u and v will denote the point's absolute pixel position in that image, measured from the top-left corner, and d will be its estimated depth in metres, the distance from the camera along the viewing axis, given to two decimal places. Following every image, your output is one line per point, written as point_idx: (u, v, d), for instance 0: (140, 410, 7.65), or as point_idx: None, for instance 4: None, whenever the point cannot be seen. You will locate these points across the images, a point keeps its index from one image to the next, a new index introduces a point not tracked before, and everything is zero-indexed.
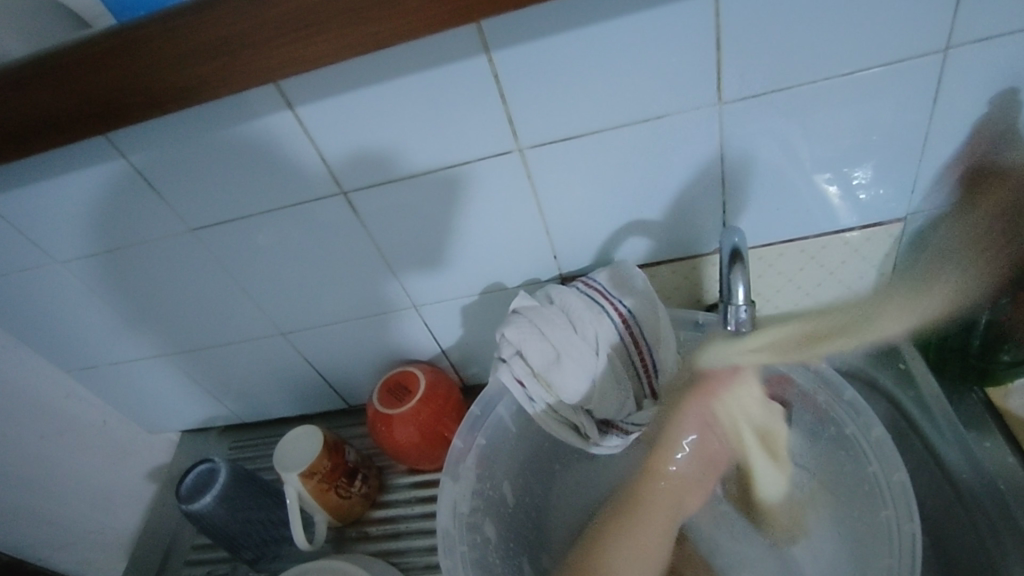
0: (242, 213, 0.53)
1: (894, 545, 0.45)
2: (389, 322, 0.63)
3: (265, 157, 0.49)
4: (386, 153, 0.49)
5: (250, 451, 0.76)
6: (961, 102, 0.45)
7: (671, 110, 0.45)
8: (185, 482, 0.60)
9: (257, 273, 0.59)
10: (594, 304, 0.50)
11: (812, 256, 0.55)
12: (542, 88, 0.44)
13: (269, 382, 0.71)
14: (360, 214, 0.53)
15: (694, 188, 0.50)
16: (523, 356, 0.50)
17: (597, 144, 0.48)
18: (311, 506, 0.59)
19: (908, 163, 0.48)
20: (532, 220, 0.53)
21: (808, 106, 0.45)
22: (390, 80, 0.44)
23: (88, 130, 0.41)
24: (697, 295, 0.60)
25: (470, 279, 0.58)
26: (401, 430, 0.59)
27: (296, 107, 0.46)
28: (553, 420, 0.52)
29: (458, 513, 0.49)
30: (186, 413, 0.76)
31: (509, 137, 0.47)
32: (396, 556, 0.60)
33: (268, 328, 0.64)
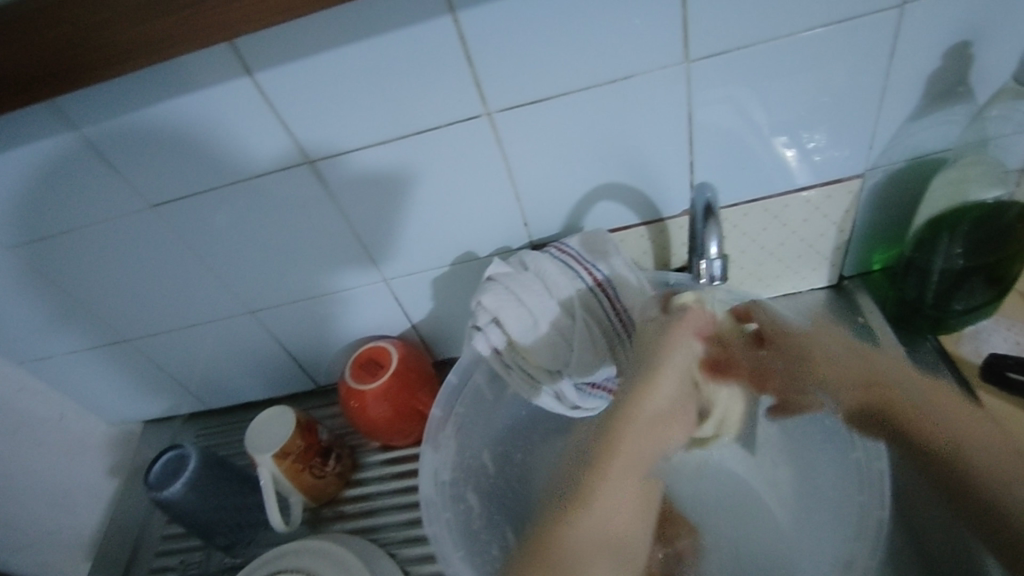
0: (201, 187, 0.51)
1: (866, 482, 0.49)
2: (358, 297, 0.62)
3: (223, 126, 0.47)
4: (351, 119, 0.47)
5: (218, 436, 0.74)
6: (916, 59, 0.46)
7: (640, 69, 0.45)
8: (153, 470, 0.57)
9: (220, 251, 0.56)
10: (568, 270, 0.50)
11: (775, 215, 0.56)
12: (508, 49, 0.43)
13: (236, 365, 0.69)
14: (325, 186, 0.52)
15: (664, 148, 0.51)
16: (500, 322, 0.49)
17: (566, 106, 0.47)
18: (285, 487, 0.58)
19: (867, 120, 0.50)
20: (502, 186, 0.52)
21: (772, 64, 0.46)
22: (351, 43, 0.42)
23: (38, 95, 0.39)
24: (665, 259, 0.60)
25: (441, 250, 0.57)
26: (374, 405, 0.59)
27: (254, 72, 0.44)
28: (528, 384, 0.51)
29: (440, 483, 0.50)
30: (151, 402, 0.73)
31: (476, 100, 0.46)
32: (372, 533, 0.60)
33: (232, 307, 0.62)
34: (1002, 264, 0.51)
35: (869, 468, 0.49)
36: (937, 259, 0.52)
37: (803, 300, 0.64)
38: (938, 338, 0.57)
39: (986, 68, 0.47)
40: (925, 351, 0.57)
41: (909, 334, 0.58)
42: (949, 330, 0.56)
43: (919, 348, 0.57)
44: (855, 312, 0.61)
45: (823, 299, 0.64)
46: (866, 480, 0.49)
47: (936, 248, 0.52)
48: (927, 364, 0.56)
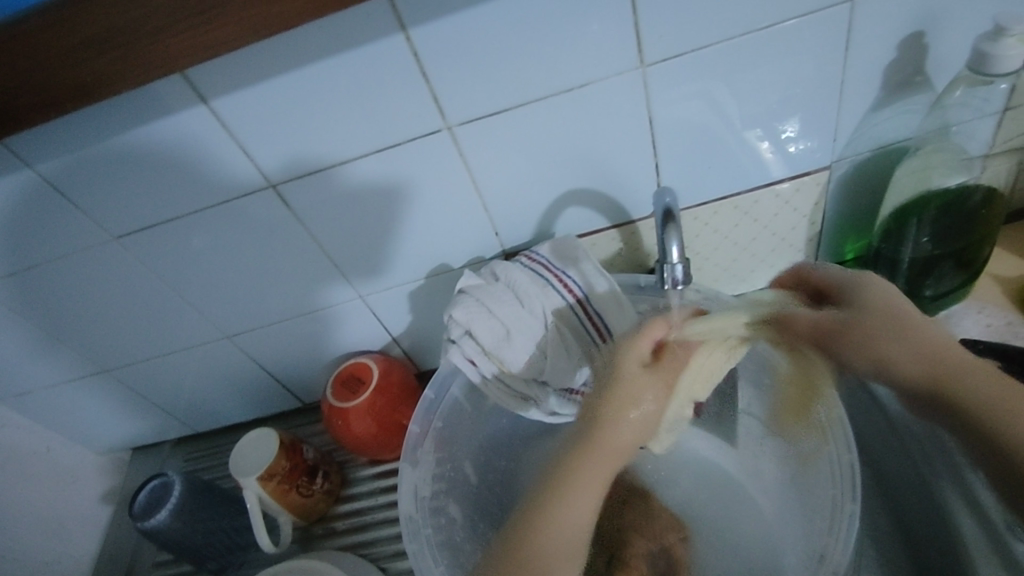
0: (168, 216, 0.51)
1: (833, 475, 0.48)
2: (335, 315, 0.62)
3: (184, 155, 0.47)
4: (312, 140, 0.47)
5: (207, 460, 0.74)
6: (871, 51, 0.46)
7: (596, 76, 0.45)
8: (138, 500, 0.57)
9: (192, 277, 0.56)
10: (539, 279, 0.50)
11: (745, 211, 0.57)
12: (462, 64, 0.43)
13: (218, 388, 0.69)
14: (292, 207, 0.52)
15: (627, 152, 0.51)
16: (473, 335, 0.49)
17: (525, 116, 0.47)
18: (273, 508, 0.58)
19: (827, 114, 0.50)
20: (469, 198, 0.52)
21: (728, 63, 0.46)
22: (305, 67, 0.42)
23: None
24: (640, 260, 0.60)
25: (414, 263, 0.57)
26: (357, 422, 0.59)
27: (209, 100, 0.44)
28: (505, 394, 0.51)
29: (420, 497, 0.50)
30: (138, 429, 0.73)
31: (436, 115, 0.46)
32: (363, 547, 0.60)
33: (210, 332, 0.62)
34: (970, 250, 0.52)
35: (840, 460, 0.47)
36: (906, 248, 0.52)
37: None
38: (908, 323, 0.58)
39: (941, 56, 0.47)
40: None
41: None
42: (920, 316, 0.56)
43: None
44: None
45: None
46: (832, 472, 0.48)
47: (905, 236, 0.52)
48: None
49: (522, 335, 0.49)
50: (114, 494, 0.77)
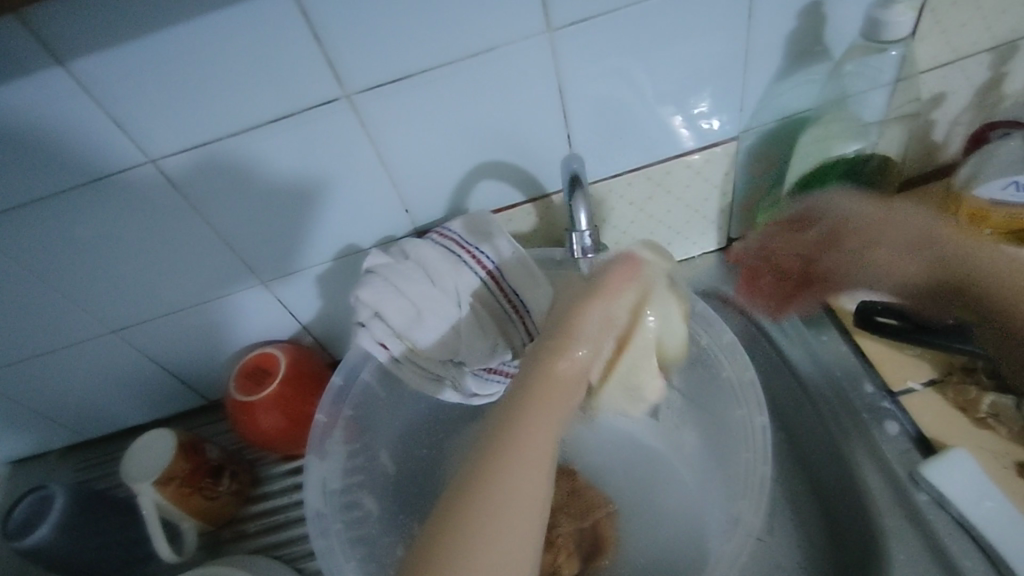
0: (25, 197, 0.45)
1: (750, 440, 0.49)
2: (235, 303, 0.57)
3: (37, 125, 0.41)
4: (192, 109, 0.42)
5: (100, 469, 0.67)
6: (773, 19, 0.46)
7: (502, 41, 0.43)
8: (13, 516, 0.52)
9: (61, 265, 0.50)
10: (451, 254, 0.47)
11: (658, 182, 0.56)
12: (356, 24, 0.40)
13: (108, 389, 0.62)
14: (176, 186, 0.47)
15: (538, 122, 0.49)
16: (382, 316, 0.46)
17: (429, 84, 0.45)
18: (173, 515, 0.53)
19: (734, 84, 0.50)
20: (374, 173, 0.49)
21: (634, 30, 0.45)
22: (176, 23, 0.38)
23: None
24: (557, 235, 0.59)
25: (319, 245, 0.54)
26: (264, 416, 0.55)
27: (64, 61, 0.38)
28: (418, 376, 0.49)
29: (330, 491, 0.47)
30: (14, 440, 0.66)
31: (332, 82, 0.43)
32: (278, 549, 0.57)
33: (90, 328, 0.56)
34: None
35: (750, 425, 0.49)
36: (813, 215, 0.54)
37: (695, 266, 0.65)
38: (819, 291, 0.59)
39: (839, 27, 0.48)
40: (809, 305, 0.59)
41: None
42: None
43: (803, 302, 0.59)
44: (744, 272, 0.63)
45: (714, 264, 0.65)
46: (748, 437, 0.49)
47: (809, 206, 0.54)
48: (811, 315, 0.58)
49: (433, 314, 0.47)
50: None
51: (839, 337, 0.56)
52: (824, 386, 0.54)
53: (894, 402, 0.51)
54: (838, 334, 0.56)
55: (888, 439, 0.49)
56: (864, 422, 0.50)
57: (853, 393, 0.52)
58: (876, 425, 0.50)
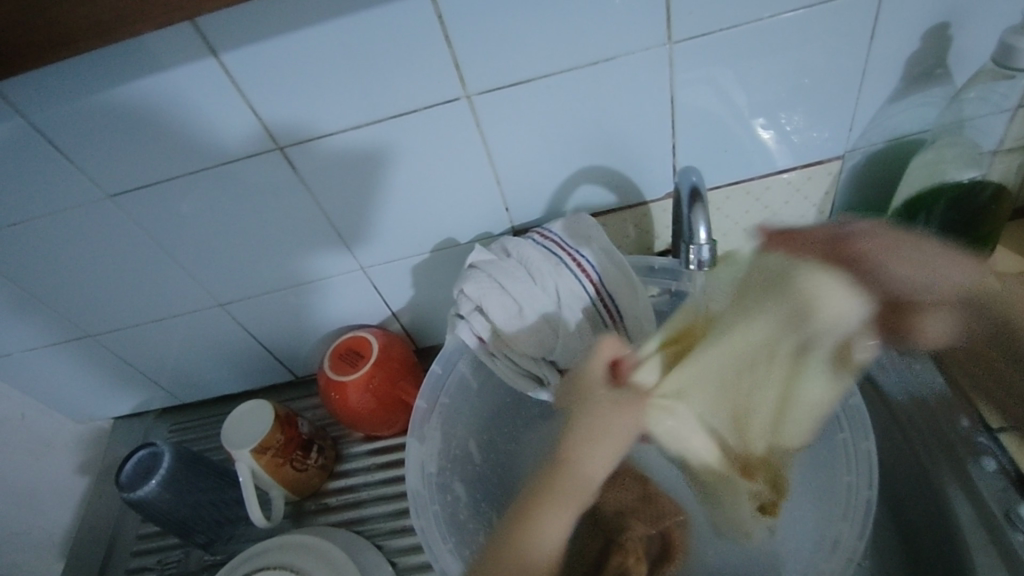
0: (167, 175, 0.49)
1: (851, 461, 0.49)
2: (334, 286, 0.60)
3: (185, 108, 0.44)
4: (325, 104, 0.45)
5: (194, 432, 0.72)
6: (898, 39, 0.46)
7: (622, 51, 0.44)
8: (125, 469, 0.56)
9: (187, 240, 0.54)
10: (552, 256, 0.49)
11: (757, 197, 0.56)
12: (486, 28, 0.42)
13: (208, 358, 0.67)
14: (299, 172, 0.50)
15: (646, 131, 0.50)
16: (483, 311, 0.49)
17: (546, 89, 0.46)
18: (267, 482, 0.56)
19: (848, 102, 0.50)
20: (482, 172, 0.51)
21: (754, 45, 0.45)
22: (321, 21, 0.40)
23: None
24: (648, 242, 0.60)
25: (420, 236, 0.56)
26: (355, 396, 0.57)
27: (220, 53, 0.41)
28: (512, 372, 0.51)
29: (427, 473, 0.49)
30: (119, 399, 0.71)
31: (455, 83, 0.45)
32: (358, 524, 0.59)
33: (203, 300, 0.60)
34: (975, 245, 0.53)
35: (860, 449, 0.49)
36: None
37: None
38: None
39: (964, 49, 0.47)
40: None
41: None
42: None
43: None
44: None
45: None
46: (851, 457, 0.50)
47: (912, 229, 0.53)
48: None
49: (534, 313, 0.49)
50: (91, 466, 0.74)
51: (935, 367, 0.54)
52: (917, 414, 0.53)
53: (992, 438, 0.50)
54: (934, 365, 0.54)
55: (986, 476, 0.48)
56: (956, 457, 0.50)
57: (946, 423, 0.52)
58: (971, 459, 0.49)
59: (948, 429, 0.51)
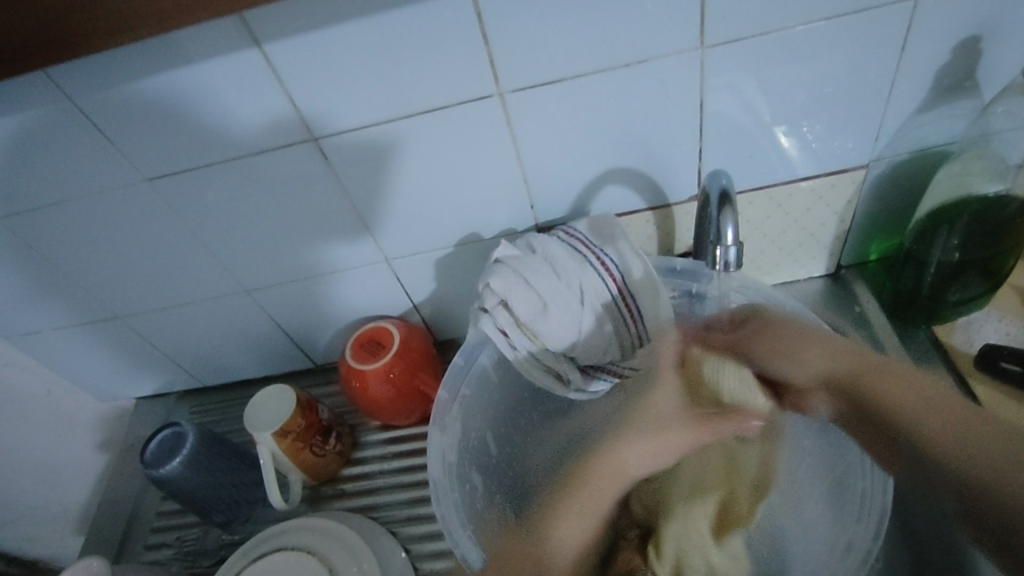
0: (204, 161, 0.50)
1: (863, 467, 0.49)
2: (358, 277, 0.61)
3: (224, 95, 0.45)
4: (361, 97, 0.46)
5: (213, 415, 0.73)
6: (928, 51, 0.46)
7: (654, 54, 0.45)
8: (149, 448, 0.57)
9: (218, 226, 0.55)
10: (577, 254, 0.50)
11: (779, 204, 0.57)
12: (522, 28, 0.43)
13: (231, 342, 0.68)
14: (332, 163, 0.51)
15: (674, 134, 0.51)
16: (507, 305, 0.49)
17: (577, 89, 0.47)
18: (286, 466, 0.58)
19: (876, 112, 0.50)
20: (510, 169, 0.52)
21: (785, 53, 0.46)
22: (362, 17, 0.41)
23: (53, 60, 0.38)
24: (669, 245, 0.60)
25: (445, 231, 0.57)
26: (375, 384, 0.58)
27: (264, 44, 0.42)
28: (535, 367, 0.52)
29: (447, 462, 0.50)
30: (143, 379, 0.72)
31: (489, 80, 0.46)
32: (373, 511, 0.60)
33: (230, 286, 0.61)
34: (996, 259, 0.52)
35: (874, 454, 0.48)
36: (935, 251, 0.53)
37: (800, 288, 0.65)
38: (931, 328, 0.58)
39: (994, 63, 0.47)
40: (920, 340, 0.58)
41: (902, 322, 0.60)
42: (944, 321, 0.57)
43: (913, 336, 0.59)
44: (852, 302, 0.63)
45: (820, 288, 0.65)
46: (864, 464, 0.49)
47: (935, 239, 0.53)
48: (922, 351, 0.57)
49: (557, 310, 0.50)
50: (112, 443, 0.75)
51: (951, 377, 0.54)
52: None
53: None
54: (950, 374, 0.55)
55: None
56: None
57: None
58: None
59: None
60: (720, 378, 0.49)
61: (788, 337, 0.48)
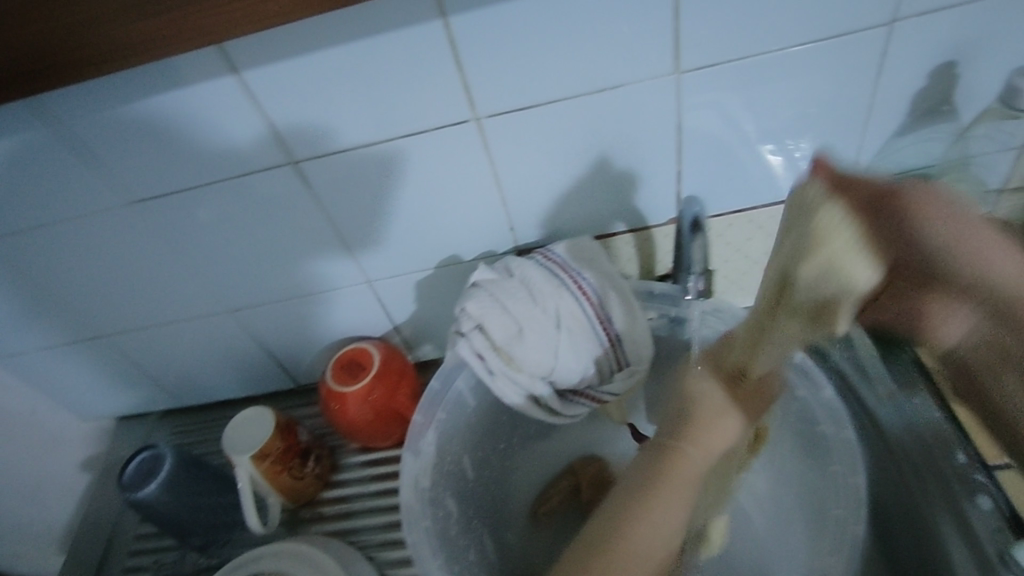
0: (183, 185, 0.50)
1: (841, 496, 0.48)
2: (339, 298, 0.61)
3: (201, 121, 0.46)
4: (338, 122, 0.46)
5: (196, 434, 0.73)
6: (904, 77, 0.46)
7: (629, 80, 0.45)
8: (127, 470, 0.57)
9: (199, 248, 0.55)
10: (554, 278, 0.50)
11: (760, 226, 0.57)
12: (497, 55, 0.43)
13: (214, 362, 0.68)
14: (310, 187, 0.51)
15: (652, 158, 0.51)
16: (483, 329, 0.49)
17: (553, 114, 0.47)
18: (264, 489, 0.57)
19: (854, 136, 0.50)
20: (489, 192, 0.52)
21: (760, 78, 0.46)
22: (336, 44, 0.41)
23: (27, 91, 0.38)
24: (650, 266, 0.60)
25: (426, 253, 0.57)
26: (355, 406, 0.58)
27: (238, 71, 0.43)
28: (512, 392, 0.51)
29: (420, 487, 0.50)
30: (126, 399, 0.72)
31: (465, 106, 0.46)
32: (351, 535, 0.60)
33: (212, 307, 0.61)
34: None
35: (849, 484, 0.48)
36: None
37: None
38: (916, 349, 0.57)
39: (970, 89, 0.47)
40: (903, 362, 0.57)
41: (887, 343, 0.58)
42: None
43: (897, 358, 0.57)
44: None
45: None
46: (840, 491, 0.49)
47: None
48: (906, 374, 0.56)
49: (535, 334, 0.50)
50: (95, 463, 0.75)
51: (933, 402, 0.54)
52: (912, 446, 0.54)
53: (989, 477, 0.50)
54: (933, 399, 0.54)
55: (981, 514, 0.49)
56: (954, 494, 0.50)
57: (942, 458, 0.52)
58: (966, 497, 0.50)
59: (943, 462, 0.52)
60: (833, 232, 0.39)
61: (948, 220, 0.41)
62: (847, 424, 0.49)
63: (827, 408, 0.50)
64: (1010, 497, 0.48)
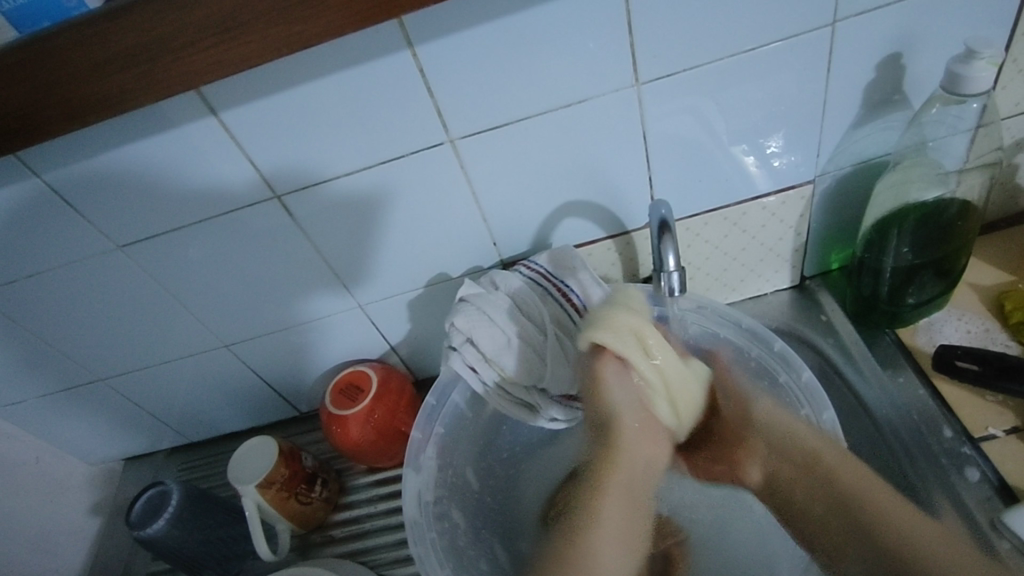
0: (174, 225, 0.52)
1: None
2: (333, 324, 0.63)
3: (186, 162, 0.47)
4: (318, 154, 0.48)
5: (202, 469, 0.74)
6: (854, 71, 0.48)
7: (594, 94, 0.47)
8: (135, 508, 0.57)
9: (192, 285, 0.57)
10: (538, 288, 0.52)
11: (735, 223, 0.59)
12: (465, 79, 0.45)
13: (215, 397, 0.69)
14: (296, 218, 0.53)
15: (624, 165, 0.53)
16: (473, 342, 0.51)
17: (524, 130, 0.49)
18: (272, 516, 0.58)
19: (814, 131, 0.52)
20: (469, 209, 0.54)
21: (718, 83, 0.48)
22: (312, 80, 0.44)
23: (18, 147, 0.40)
24: (634, 269, 0.62)
25: (414, 272, 0.59)
26: (356, 429, 0.59)
27: (220, 112, 0.45)
28: (506, 402, 0.53)
29: (424, 502, 0.51)
30: (131, 440, 0.73)
31: (439, 129, 0.48)
32: (363, 555, 0.61)
33: (209, 342, 0.62)
34: (948, 260, 0.54)
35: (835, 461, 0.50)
36: (887, 257, 0.55)
37: (768, 301, 0.67)
38: (895, 331, 0.60)
39: (918, 78, 0.50)
40: (885, 345, 0.60)
41: (868, 329, 0.61)
42: (904, 324, 0.59)
43: (878, 342, 0.60)
44: (818, 310, 0.65)
45: (787, 300, 0.66)
46: None
47: (886, 247, 0.55)
48: (887, 356, 0.59)
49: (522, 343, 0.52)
50: (102, 506, 0.75)
51: (917, 380, 0.56)
52: (902, 425, 0.55)
53: (975, 448, 0.51)
54: (917, 377, 0.56)
55: (969, 487, 0.49)
56: (943, 469, 0.51)
57: (931, 435, 0.53)
58: (955, 470, 0.50)
59: (931, 438, 0.53)
60: None
61: None
62: (826, 408, 0.51)
63: (807, 392, 0.53)
64: (996, 467, 0.49)
